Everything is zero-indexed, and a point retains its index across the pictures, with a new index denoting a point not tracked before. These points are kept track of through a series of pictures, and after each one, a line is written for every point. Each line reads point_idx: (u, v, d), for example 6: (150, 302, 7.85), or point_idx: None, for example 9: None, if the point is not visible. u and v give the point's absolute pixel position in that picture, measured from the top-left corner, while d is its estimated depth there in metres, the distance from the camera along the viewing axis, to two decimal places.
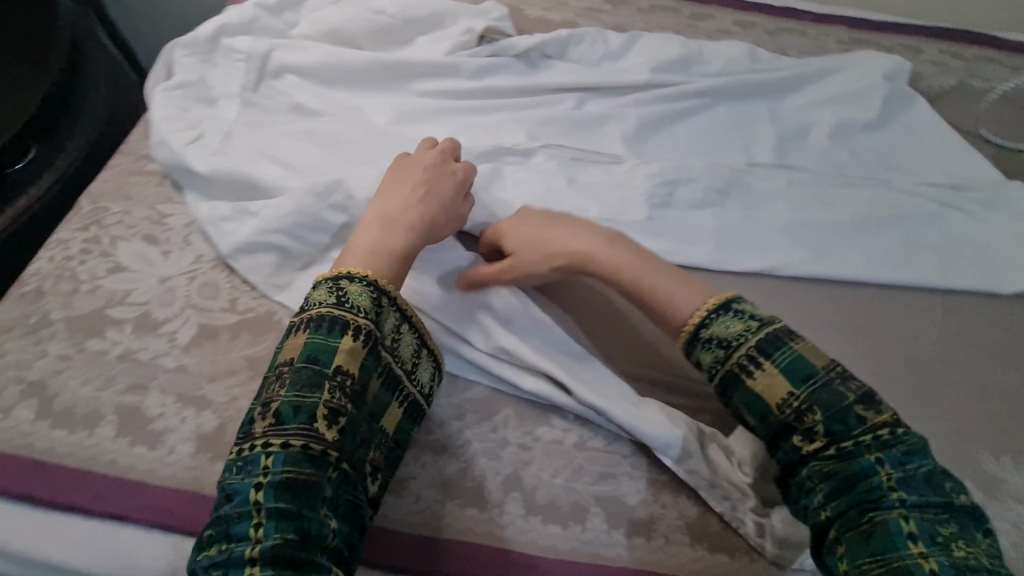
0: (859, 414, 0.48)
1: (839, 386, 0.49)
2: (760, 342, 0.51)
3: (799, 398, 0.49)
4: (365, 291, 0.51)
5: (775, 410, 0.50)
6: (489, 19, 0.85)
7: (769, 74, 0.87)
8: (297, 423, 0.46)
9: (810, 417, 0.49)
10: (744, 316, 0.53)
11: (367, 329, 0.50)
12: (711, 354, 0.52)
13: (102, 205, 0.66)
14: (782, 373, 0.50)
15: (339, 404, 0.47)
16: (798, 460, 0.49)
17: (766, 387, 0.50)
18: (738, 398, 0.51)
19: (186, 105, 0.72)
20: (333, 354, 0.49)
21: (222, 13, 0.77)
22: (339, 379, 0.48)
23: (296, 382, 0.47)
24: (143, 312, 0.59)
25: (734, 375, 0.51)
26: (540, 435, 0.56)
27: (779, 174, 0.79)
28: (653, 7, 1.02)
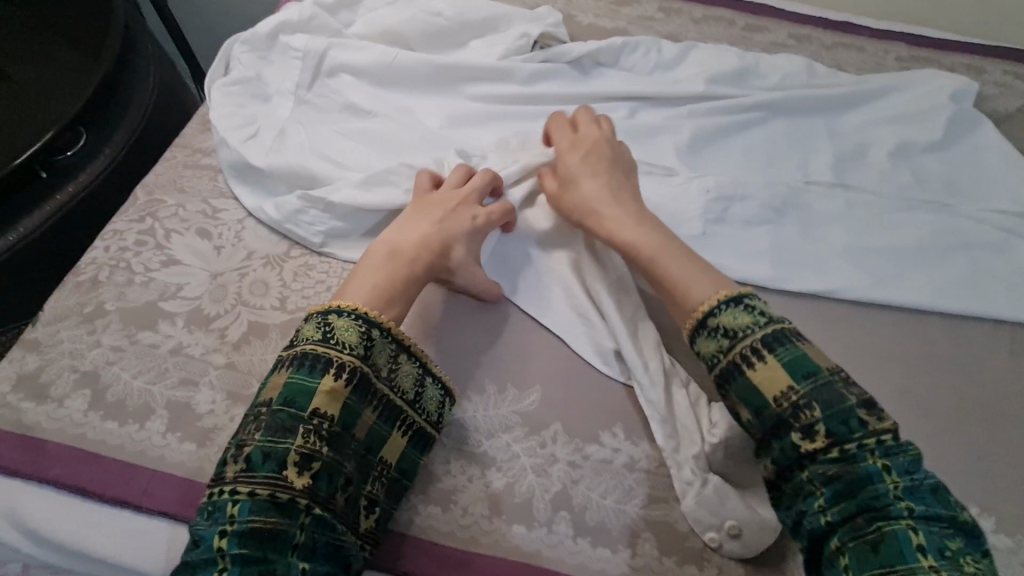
0: (862, 418, 0.46)
1: (840, 388, 0.47)
2: (764, 338, 0.50)
3: (798, 393, 0.47)
4: (353, 325, 0.51)
5: (772, 402, 0.48)
6: (543, 25, 0.84)
7: (828, 91, 0.85)
8: (265, 470, 0.46)
9: (809, 413, 0.46)
10: (755, 310, 0.51)
11: (352, 366, 0.50)
12: (713, 343, 0.51)
13: (157, 197, 0.67)
14: (785, 367, 0.48)
15: (314, 449, 0.47)
16: (798, 461, 0.46)
17: (766, 378, 0.48)
18: (736, 391, 0.50)
19: (242, 101, 0.72)
20: (310, 396, 0.48)
21: (281, 10, 0.77)
22: (314, 422, 0.47)
23: (270, 425, 0.47)
24: (194, 307, 0.59)
25: (735, 366, 0.50)
26: (589, 453, 0.55)
27: (837, 194, 0.77)
28: (707, 17, 1.00)
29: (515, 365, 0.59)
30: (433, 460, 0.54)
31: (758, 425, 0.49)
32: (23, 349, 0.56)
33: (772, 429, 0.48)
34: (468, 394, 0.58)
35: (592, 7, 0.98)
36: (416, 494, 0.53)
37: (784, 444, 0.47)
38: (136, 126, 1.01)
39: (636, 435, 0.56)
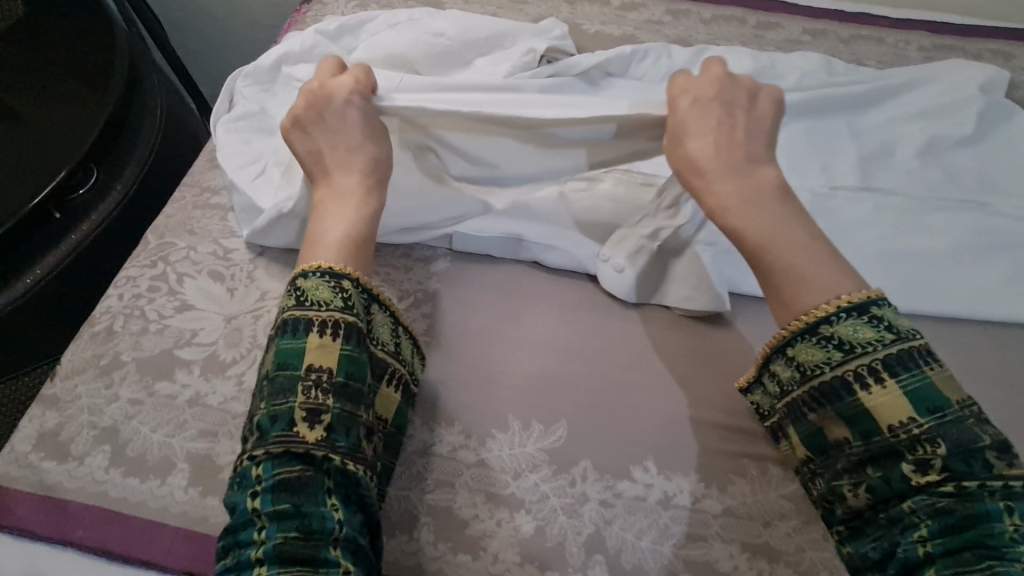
0: (987, 459, 0.42)
1: (973, 425, 0.42)
2: (885, 359, 0.45)
3: (921, 426, 0.43)
4: (322, 283, 0.49)
5: (886, 431, 0.44)
6: (550, 38, 0.82)
7: (849, 88, 0.81)
8: (277, 432, 0.45)
9: (930, 448, 0.42)
10: (881, 327, 0.46)
11: (334, 321, 0.48)
12: (818, 355, 0.47)
13: (168, 240, 0.66)
14: (908, 397, 0.44)
15: (318, 403, 0.46)
16: (904, 491, 0.43)
17: (881, 404, 0.44)
18: (839, 409, 0.46)
19: (248, 137, 0.71)
20: (303, 356, 0.47)
21: (283, 41, 0.76)
22: (313, 376, 0.47)
23: (271, 391, 0.46)
24: (210, 353, 0.58)
25: (845, 384, 0.46)
26: (621, 491, 0.53)
27: (865, 198, 0.73)
28: (716, 16, 0.97)
29: (537, 399, 0.57)
30: (460, 504, 0.53)
31: (860, 449, 0.45)
32: (42, 406, 0.55)
33: (880, 457, 0.44)
34: (492, 432, 0.56)
35: (597, 14, 0.96)
36: (444, 541, 0.52)
37: (892, 473, 0.43)
38: (146, 161, 1.01)
39: (668, 468, 0.54)
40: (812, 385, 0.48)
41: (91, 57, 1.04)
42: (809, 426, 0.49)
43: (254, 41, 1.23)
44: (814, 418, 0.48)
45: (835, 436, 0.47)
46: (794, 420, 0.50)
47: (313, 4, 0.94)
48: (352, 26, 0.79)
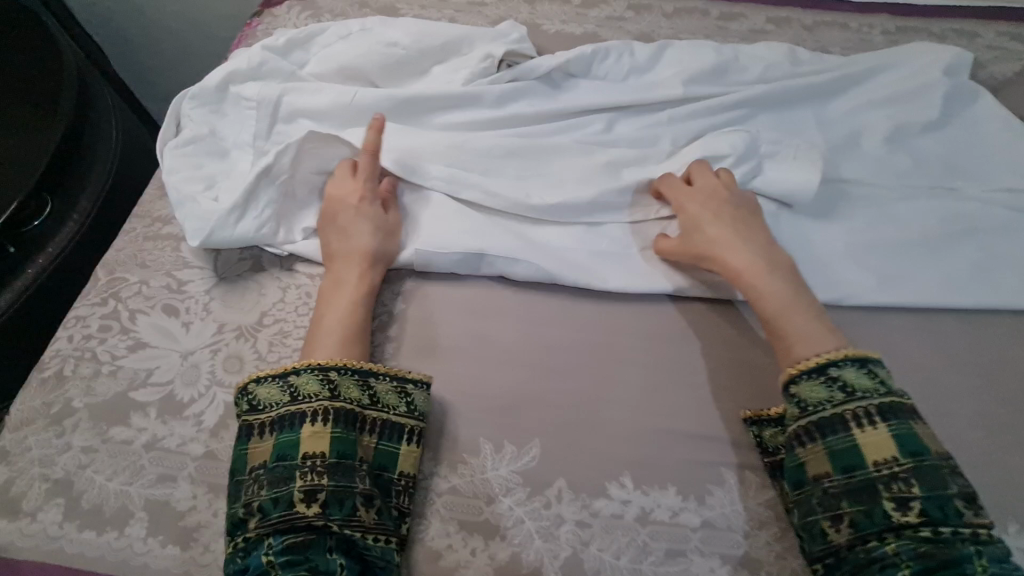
0: (959, 508, 0.46)
1: (947, 475, 0.47)
2: (843, 416, 0.50)
3: (900, 466, 0.47)
4: (312, 377, 0.52)
5: (871, 467, 0.48)
6: (508, 42, 0.80)
7: (814, 77, 0.80)
8: (279, 512, 0.47)
9: (905, 487, 0.46)
10: (836, 387, 0.51)
11: (325, 409, 0.51)
12: (821, 393, 0.51)
13: (119, 275, 0.63)
14: (893, 439, 0.48)
15: (315, 483, 0.48)
16: (885, 527, 0.46)
17: (871, 442, 0.49)
18: (831, 443, 0.49)
19: (199, 161, 0.69)
20: (298, 445, 0.50)
21: (229, 59, 0.73)
22: (309, 463, 0.49)
23: (270, 480, 0.48)
24: (166, 393, 0.56)
25: (842, 420, 0.49)
26: (598, 509, 0.52)
27: (833, 190, 0.73)
28: (679, 9, 0.96)
29: (512, 418, 0.56)
30: (433, 535, 0.51)
31: (840, 483, 0.48)
32: None
33: (858, 491, 0.48)
34: (464, 456, 0.54)
35: (558, 13, 0.94)
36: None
37: (873, 508, 0.47)
38: (102, 186, 0.98)
39: (645, 483, 0.53)
40: (812, 419, 0.51)
41: (36, 80, 0.99)
42: (796, 462, 0.51)
43: (208, 53, 1.19)
44: (805, 454, 0.51)
45: (819, 472, 0.50)
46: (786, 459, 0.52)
47: (263, 17, 0.91)
48: (302, 39, 0.76)
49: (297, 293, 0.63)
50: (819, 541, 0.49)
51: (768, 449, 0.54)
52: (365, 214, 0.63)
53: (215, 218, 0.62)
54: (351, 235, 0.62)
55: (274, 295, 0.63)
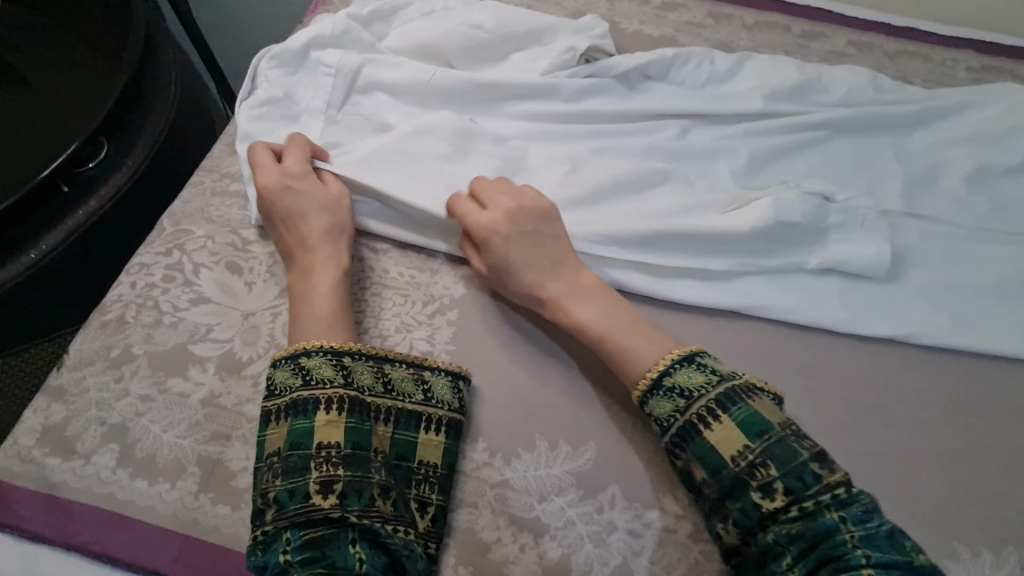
0: (814, 472, 0.47)
1: (793, 443, 0.48)
2: (691, 421, 0.50)
3: (753, 452, 0.47)
4: (325, 361, 0.50)
5: (729, 462, 0.48)
6: (590, 36, 0.78)
7: (897, 107, 0.79)
8: (295, 505, 0.45)
9: (765, 471, 0.47)
10: (677, 395, 0.51)
11: (339, 396, 0.49)
12: (666, 406, 0.51)
13: (185, 227, 0.63)
14: (739, 427, 0.49)
15: (331, 474, 0.46)
16: (759, 519, 0.46)
17: (722, 438, 0.49)
18: (693, 453, 0.49)
19: (273, 125, 0.68)
20: (311, 434, 0.48)
21: (313, 24, 0.73)
22: (323, 453, 0.47)
23: (285, 469, 0.46)
24: (226, 350, 0.56)
25: (692, 426, 0.50)
26: (650, 521, 0.51)
27: (910, 224, 0.71)
28: (760, 23, 0.94)
29: (566, 417, 0.55)
30: (482, 526, 0.51)
31: (714, 487, 0.48)
32: (48, 398, 0.53)
33: (729, 490, 0.48)
34: (518, 450, 0.54)
35: (636, 12, 0.92)
36: (464, 565, 0.50)
37: (745, 504, 0.47)
38: (159, 134, 0.97)
39: None
40: (671, 435, 0.50)
41: (105, 27, 1.00)
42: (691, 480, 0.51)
43: (274, 16, 1.19)
44: (683, 465, 0.50)
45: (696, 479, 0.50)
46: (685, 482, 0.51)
47: None
48: (385, 12, 0.76)
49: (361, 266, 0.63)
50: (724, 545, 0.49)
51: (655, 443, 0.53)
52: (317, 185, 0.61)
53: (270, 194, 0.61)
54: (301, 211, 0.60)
55: None
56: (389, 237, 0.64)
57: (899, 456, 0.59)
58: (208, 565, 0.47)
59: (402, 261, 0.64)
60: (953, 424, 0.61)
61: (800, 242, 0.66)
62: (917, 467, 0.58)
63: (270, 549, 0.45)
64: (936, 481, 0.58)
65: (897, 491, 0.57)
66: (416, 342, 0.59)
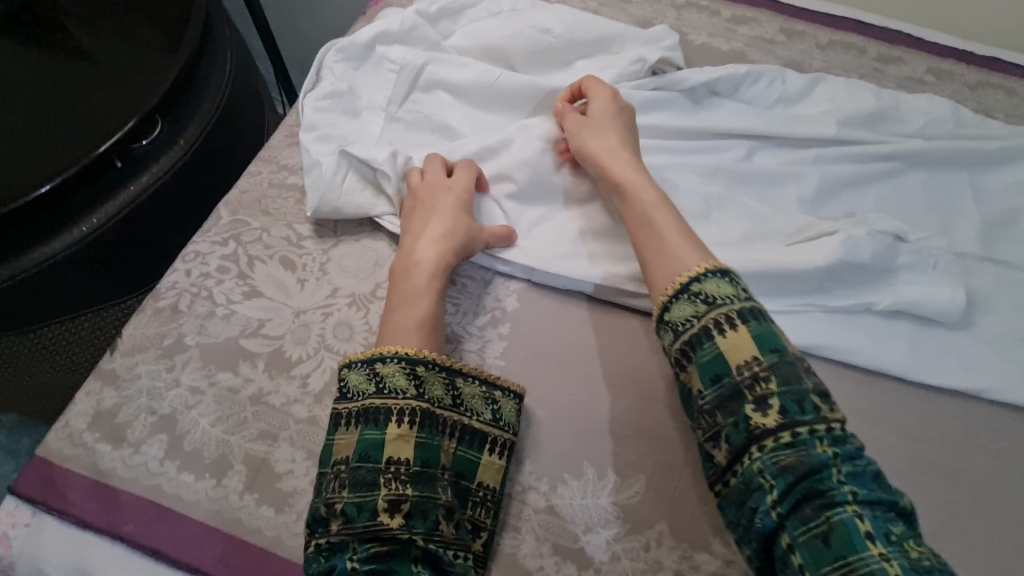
0: (814, 403, 0.46)
1: (799, 369, 0.48)
2: (706, 327, 0.50)
3: (760, 365, 0.47)
4: (400, 370, 0.50)
5: (733, 371, 0.48)
6: (660, 48, 0.76)
7: (978, 144, 0.75)
8: (363, 521, 0.45)
9: (766, 386, 0.47)
10: (699, 300, 0.51)
11: (411, 409, 0.49)
12: (687, 311, 0.51)
13: (241, 217, 0.63)
14: (754, 340, 0.49)
15: (399, 493, 0.46)
16: (749, 441, 0.46)
17: (731, 347, 0.49)
18: (698, 359, 0.50)
19: (334, 118, 0.66)
20: (382, 447, 0.47)
21: (380, 18, 0.71)
22: (392, 469, 0.47)
23: (353, 481, 0.46)
24: (276, 348, 0.55)
25: (705, 332, 0.50)
26: (699, 564, 0.49)
27: (988, 269, 0.67)
28: (834, 42, 0.90)
29: (617, 445, 0.54)
30: (525, 551, 0.50)
31: (710, 397, 0.48)
32: (100, 381, 0.53)
33: (727, 400, 0.48)
34: (565, 476, 0.52)
35: (705, 24, 0.89)
36: None
37: (737, 418, 0.47)
38: (211, 112, 0.97)
39: None
40: (686, 339, 0.51)
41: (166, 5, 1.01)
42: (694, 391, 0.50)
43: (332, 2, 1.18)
44: (686, 375, 0.50)
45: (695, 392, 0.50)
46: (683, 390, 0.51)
47: None
48: (452, 9, 0.74)
49: None
50: (712, 465, 0.48)
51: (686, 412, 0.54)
52: (437, 182, 0.61)
53: (329, 192, 0.60)
54: (413, 206, 0.60)
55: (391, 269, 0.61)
56: None
57: (949, 511, 0.56)
58: (252, 569, 0.46)
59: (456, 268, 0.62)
60: (1013, 483, 0.58)
61: (867, 281, 0.63)
62: (972, 526, 0.55)
63: (334, 561, 0.44)
64: (997, 548, 0.54)
65: (945, 549, 0.54)
66: (466, 354, 0.58)
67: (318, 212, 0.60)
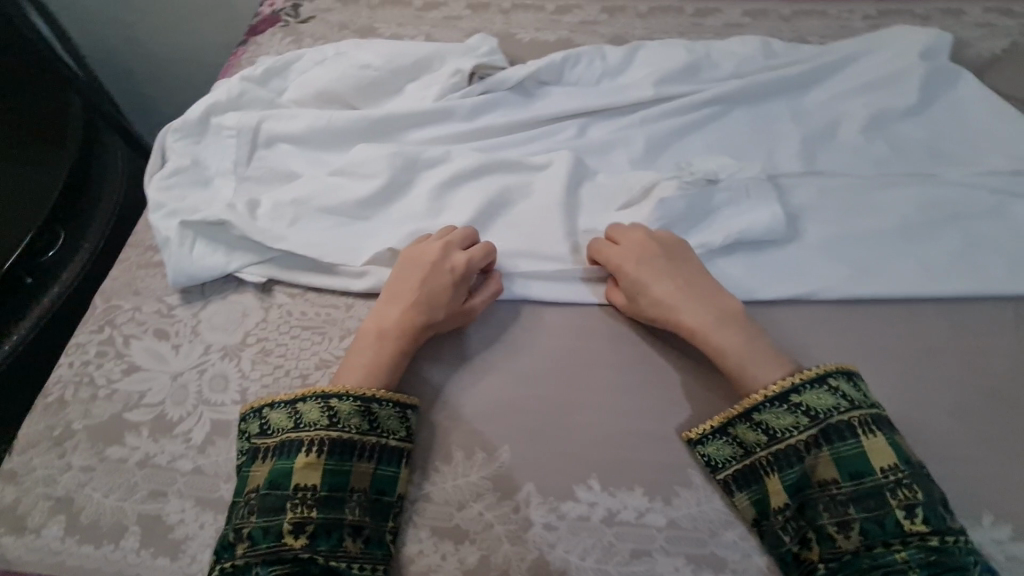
0: (894, 518, 0.47)
1: (899, 485, 0.48)
2: (850, 423, 0.51)
3: (903, 472, 0.49)
4: (315, 406, 0.54)
5: (853, 466, 0.50)
6: (477, 56, 0.82)
7: (787, 70, 0.80)
8: (268, 543, 0.50)
9: (910, 493, 0.48)
10: (840, 397, 0.52)
11: (320, 440, 0.53)
12: (826, 401, 0.52)
13: (114, 302, 0.67)
14: (896, 446, 0.50)
15: (305, 515, 0.50)
16: (896, 535, 0.47)
17: (874, 449, 0.50)
18: (780, 440, 0.52)
19: (184, 192, 0.71)
20: (291, 475, 0.52)
21: (210, 92, 0.77)
22: (300, 494, 0.51)
23: (262, 506, 0.51)
24: (157, 412, 0.59)
25: (849, 427, 0.51)
26: (565, 512, 0.54)
27: (809, 182, 0.73)
28: (653, 9, 0.96)
29: (482, 425, 0.58)
30: (406, 541, 0.53)
31: (848, 489, 0.49)
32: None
33: (866, 497, 0.49)
34: (437, 464, 0.57)
35: (531, 21, 0.95)
36: None
37: (882, 516, 0.48)
38: (110, 211, 1.05)
39: (613, 484, 0.54)
40: (771, 431, 0.53)
41: (40, 115, 1.05)
42: (796, 470, 0.51)
43: None
44: (765, 449, 0.53)
45: (761, 458, 0.53)
46: (783, 467, 0.52)
47: (248, 46, 0.95)
48: (279, 68, 0.80)
49: (278, 312, 0.66)
50: (825, 546, 0.48)
51: (715, 464, 0.54)
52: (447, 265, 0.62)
53: (185, 261, 0.65)
54: (417, 268, 0.62)
55: (257, 316, 0.66)
56: (300, 284, 0.67)
57: None
58: None
59: (317, 301, 0.66)
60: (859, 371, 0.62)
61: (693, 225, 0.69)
62: None
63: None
64: None
65: None
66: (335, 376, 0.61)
67: (178, 281, 0.66)
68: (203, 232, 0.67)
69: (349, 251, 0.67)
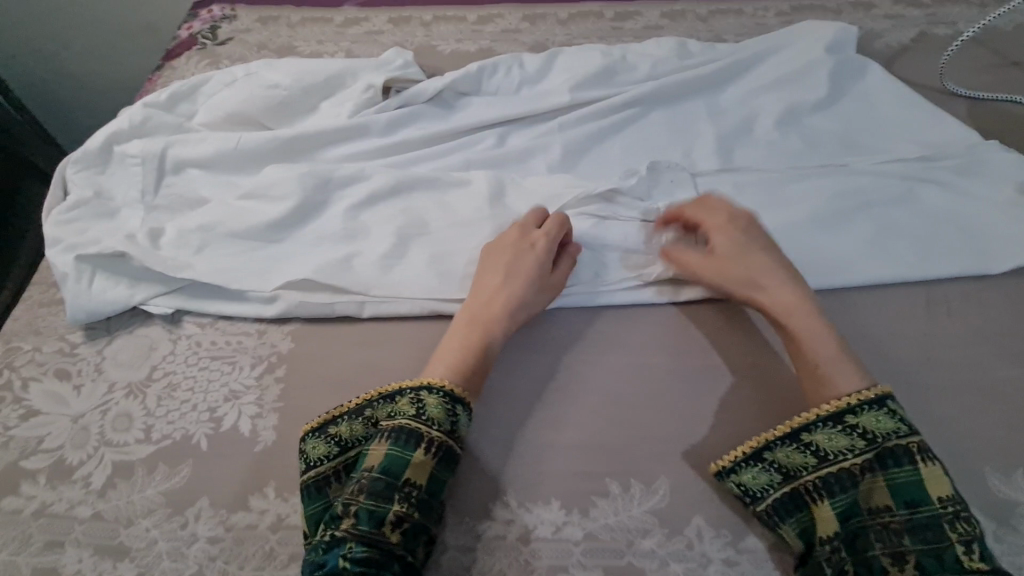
0: (951, 553, 0.45)
1: (957, 518, 0.46)
2: (907, 448, 0.49)
3: (959, 503, 0.47)
4: (439, 402, 0.53)
5: (908, 497, 0.48)
6: (390, 70, 0.81)
7: (700, 69, 0.81)
8: (367, 528, 0.48)
9: (966, 527, 0.46)
10: (902, 422, 0.51)
11: (440, 441, 0.52)
12: (886, 424, 0.51)
13: (13, 344, 0.64)
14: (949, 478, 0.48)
15: (406, 511, 0.49)
16: (954, 571, 0.45)
17: (931, 478, 0.48)
18: (833, 462, 0.50)
19: (85, 224, 0.68)
20: (406, 468, 0.50)
21: (112, 120, 0.75)
22: (406, 489, 0.49)
23: (372, 490, 0.49)
24: (57, 458, 0.57)
25: (907, 453, 0.49)
26: (481, 532, 0.53)
27: (724, 179, 0.73)
28: (574, 14, 0.96)
29: None
30: None
31: (903, 518, 0.48)
32: None
33: (923, 527, 0.47)
34: None
35: (452, 32, 0.95)
36: None
37: (939, 550, 0.46)
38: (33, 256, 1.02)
39: (528, 500, 0.54)
40: (822, 452, 0.51)
41: None
42: (848, 496, 0.49)
43: None
44: (812, 473, 0.50)
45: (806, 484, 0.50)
46: (834, 491, 0.49)
47: (163, 71, 0.93)
48: (186, 91, 0.78)
49: (188, 344, 0.64)
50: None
51: (752, 494, 0.52)
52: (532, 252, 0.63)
53: (86, 297, 0.63)
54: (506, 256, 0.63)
55: (165, 349, 0.63)
56: (211, 313, 0.65)
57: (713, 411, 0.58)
58: None
59: (228, 330, 0.64)
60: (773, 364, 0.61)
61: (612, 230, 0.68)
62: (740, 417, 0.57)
63: None
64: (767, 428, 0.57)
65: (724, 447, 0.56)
66: (244, 407, 0.59)
67: (78, 318, 0.63)
68: (103, 267, 0.65)
69: (258, 277, 0.65)
